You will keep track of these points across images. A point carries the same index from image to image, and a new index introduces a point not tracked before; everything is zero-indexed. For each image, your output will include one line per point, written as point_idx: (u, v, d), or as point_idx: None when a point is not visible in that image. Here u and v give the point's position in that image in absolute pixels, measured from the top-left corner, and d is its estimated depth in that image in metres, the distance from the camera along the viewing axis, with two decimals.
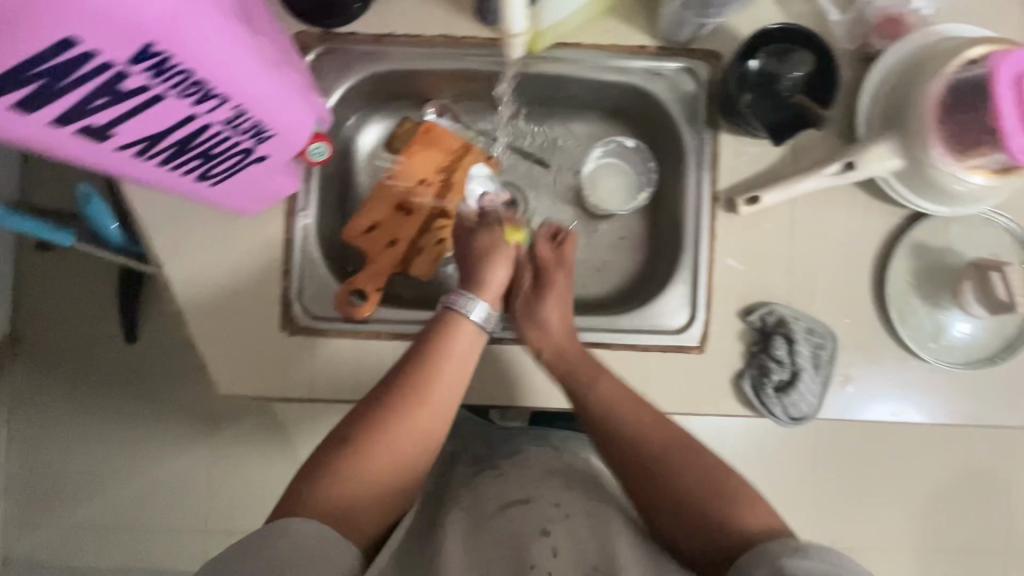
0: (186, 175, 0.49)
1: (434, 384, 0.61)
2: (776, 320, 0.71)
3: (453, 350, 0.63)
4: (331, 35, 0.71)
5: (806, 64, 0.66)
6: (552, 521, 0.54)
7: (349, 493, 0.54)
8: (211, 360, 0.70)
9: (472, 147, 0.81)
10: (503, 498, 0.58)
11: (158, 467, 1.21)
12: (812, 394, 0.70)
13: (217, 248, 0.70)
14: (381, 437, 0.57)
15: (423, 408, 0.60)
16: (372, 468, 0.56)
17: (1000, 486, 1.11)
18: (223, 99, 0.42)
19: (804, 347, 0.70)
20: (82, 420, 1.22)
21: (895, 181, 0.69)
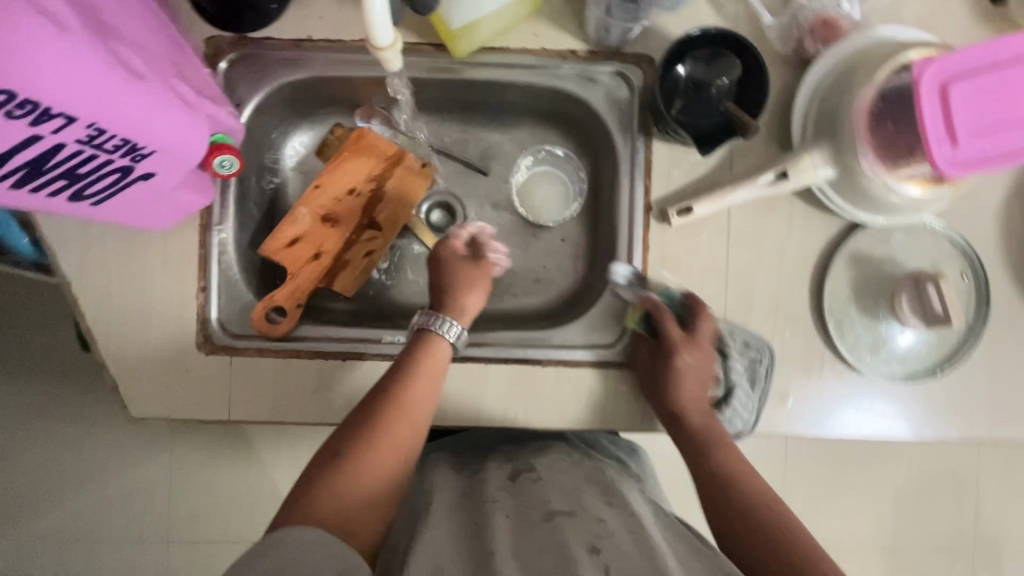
0: (54, 196, 0.46)
1: (418, 389, 0.58)
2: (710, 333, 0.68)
3: (431, 356, 0.60)
4: (246, 39, 0.68)
5: (733, 70, 0.63)
6: (602, 537, 0.48)
7: (347, 507, 0.50)
8: (123, 380, 0.67)
9: (406, 155, 0.77)
10: (547, 507, 0.53)
11: (104, 482, 1.17)
12: (748, 412, 0.69)
13: (127, 265, 0.67)
14: (373, 442, 0.53)
15: (412, 412, 0.56)
16: (367, 477, 0.51)
17: (960, 492, 1.09)
18: (68, 118, 0.39)
19: (740, 363, 0.67)
20: (25, 435, 1.17)
21: (830, 191, 0.67)
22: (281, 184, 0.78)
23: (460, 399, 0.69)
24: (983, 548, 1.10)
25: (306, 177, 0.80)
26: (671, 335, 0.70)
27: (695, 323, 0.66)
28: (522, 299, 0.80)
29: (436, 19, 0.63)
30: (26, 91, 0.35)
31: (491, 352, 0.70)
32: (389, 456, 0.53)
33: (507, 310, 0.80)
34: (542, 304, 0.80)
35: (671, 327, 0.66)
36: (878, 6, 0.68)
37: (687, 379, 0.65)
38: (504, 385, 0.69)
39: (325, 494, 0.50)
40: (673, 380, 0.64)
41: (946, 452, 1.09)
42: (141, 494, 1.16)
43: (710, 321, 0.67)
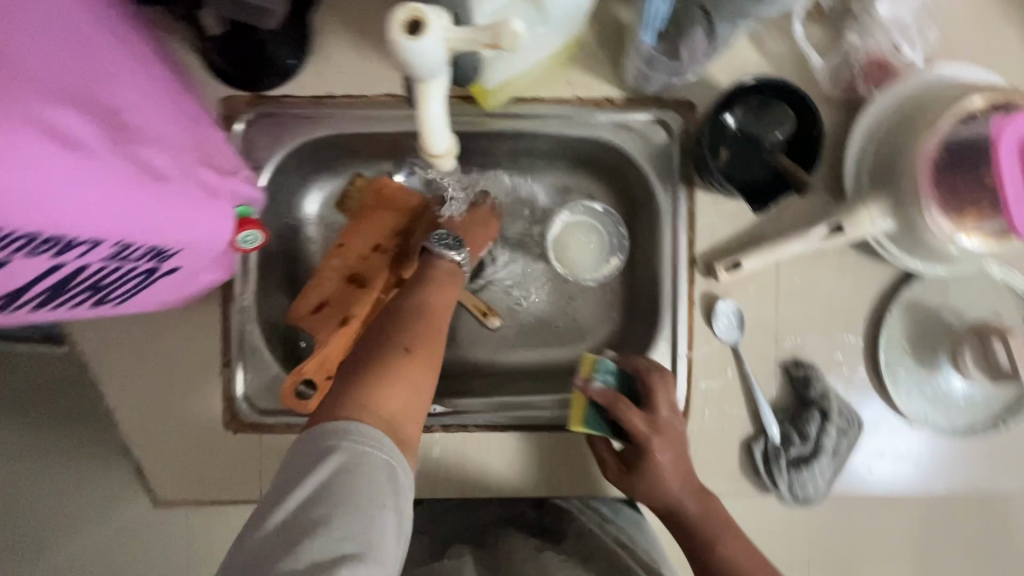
0: (76, 306, 0.42)
1: (435, 294, 0.58)
2: (819, 391, 0.65)
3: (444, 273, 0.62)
4: (263, 99, 0.65)
5: (789, 119, 0.60)
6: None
7: (396, 398, 0.46)
8: (149, 461, 0.64)
9: (429, 207, 0.73)
10: None
11: None
12: (825, 480, 0.65)
13: (146, 341, 0.63)
14: (405, 335, 0.52)
15: (434, 309, 0.56)
16: (410, 370, 0.49)
17: None
18: (93, 241, 0.35)
19: (834, 430, 0.65)
20: None
21: (887, 242, 0.63)
22: (302, 242, 0.75)
23: (504, 470, 0.66)
24: None
25: (327, 233, 0.76)
26: (723, 394, 0.67)
27: (651, 400, 0.60)
28: (558, 352, 0.77)
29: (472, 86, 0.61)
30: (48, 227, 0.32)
31: (533, 418, 0.67)
32: (427, 348, 0.52)
33: (543, 364, 0.76)
34: (579, 359, 0.76)
35: (634, 418, 0.59)
36: (932, 43, 0.64)
37: (671, 463, 0.59)
38: (548, 452, 0.66)
39: (373, 391, 0.46)
40: (651, 477, 0.59)
41: None
42: None
43: (664, 383, 0.61)
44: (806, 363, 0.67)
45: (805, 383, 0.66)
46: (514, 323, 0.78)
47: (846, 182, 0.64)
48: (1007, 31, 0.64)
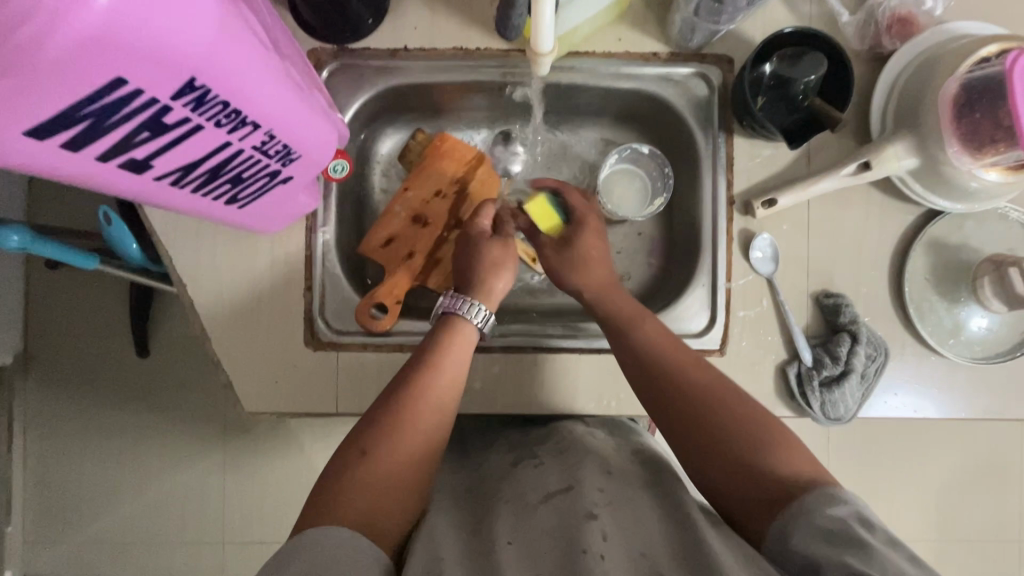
0: (216, 200, 0.49)
1: (438, 380, 0.60)
2: (849, 317, 0.71)
3: (456, 346, 0.63)
4: (345, 50, 0.72)
5: (821, 66, 0.64)
6: (598, 506, 0.56)
7: (366, 500, 0.52)
8: (236, 375, 0.71)
9: (485, 159, 0.81)
10: (544, 489, 0.59)
11: (181, 468, 1.27)
12: (854, 400, 0.71)
13: (239, 266, 0.70)
14: (398, 439, 0.55)
15: (433, 414, 0.58)
16: (392, 478, 0.54)
17: (997, 467, 1.20)
18: (256, 126, 0.43)
19: (864, 352, 0.70)
20: (115, 434, 1.28)
21: (910, 180, 0.70)
22: (369, 187, 0.82)
23: (557, 387, 0.73)
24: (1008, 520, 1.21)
25: (392, 180, 0.84)
26: (760, 322, 0.73)
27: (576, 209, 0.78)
28: None
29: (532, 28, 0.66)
30: (241, 108, 0.39)
31: (585, 343, 0.74)
32: (409, 453, 0.55)
33: None
34: None
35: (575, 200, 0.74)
36: (951, 2, 0.70)
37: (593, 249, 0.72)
38: (598, 373, 0.73)
39: (351, 486, 0.52)
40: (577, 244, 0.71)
41: (982, 434, 1.20)
42: (225, 484, 1.27)
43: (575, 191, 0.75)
44: (835, 294, 0.72)
45: (835, 311, 0.72)
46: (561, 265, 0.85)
47: (872, 127, 0.71)
48: None
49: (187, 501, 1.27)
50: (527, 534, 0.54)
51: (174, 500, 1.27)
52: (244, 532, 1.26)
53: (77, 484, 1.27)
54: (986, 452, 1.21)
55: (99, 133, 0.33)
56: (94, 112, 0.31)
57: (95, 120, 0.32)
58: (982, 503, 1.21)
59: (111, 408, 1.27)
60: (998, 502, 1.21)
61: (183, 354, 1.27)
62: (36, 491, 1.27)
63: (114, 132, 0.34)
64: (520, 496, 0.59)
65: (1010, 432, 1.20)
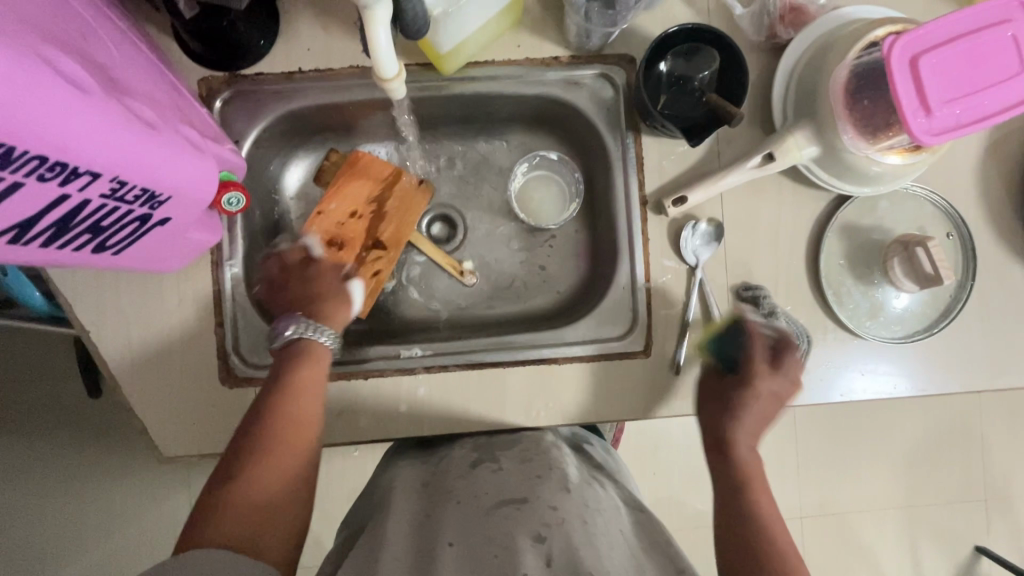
0: (79, 250, 0.47)
1: (298, 398, 0.60)
2: (768, 308, 0.71)
3: (310, 361, 0.63)
4: (237, 77, 0.70)
5: (713, 61, 0.65)
6: (549, 526, 0.54)
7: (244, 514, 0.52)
8: (149, 421, 0.68)
9: (403, 173, 0.79)
10: (499, 496, 0.59)
11: None
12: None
13: (145, 308, 0.68)
14: (265, 459, 0.55)
15: (301, 430, 0.59)
16: (267, 496, 0.54)
17: (946, 438, 1.23)
18: (96, 175, 0.40)
19: None
20: None
21: (815, 167, 0.70)
22: (284, 215, 0.81)
23: (486, 404, 0.72)
24: (961, 488, 1.24)
25: (308, 205, 0.82)
26: (682, 320, 0.73)
27: (782, 354, 0.63)
28: (531, 303, 0.82)
29: (423, 43, 0.65)
30: (67, 158, 0.37)
31: (509, 356, 0.72)
32: (279, 471, 0.56)
33: (518, 315, 0.82)
34: (549, 304, 0.82)
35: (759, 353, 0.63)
36: None
37: (751, 419, 0.61)
38: (526, 384, 0.72)
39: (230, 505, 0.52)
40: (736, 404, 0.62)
41: (930, 406, 1.23)
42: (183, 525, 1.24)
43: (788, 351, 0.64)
44: (754, 286, 0.72)
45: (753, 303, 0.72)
46: (487, 278, 0.83)
47: (775, 117, 0.71)
48: None
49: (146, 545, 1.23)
50: (471, 535, 0.54)
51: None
52: None
53: None
54: (938, 416, 1.23)
55: None
56: None
57: None
58: (936, 474, 1.23)
59: None
60: (951, 469, 1.24)
61: None
62: None
63: None
64: (473, 499, 0.59)
65: (954, 402, 1.23)
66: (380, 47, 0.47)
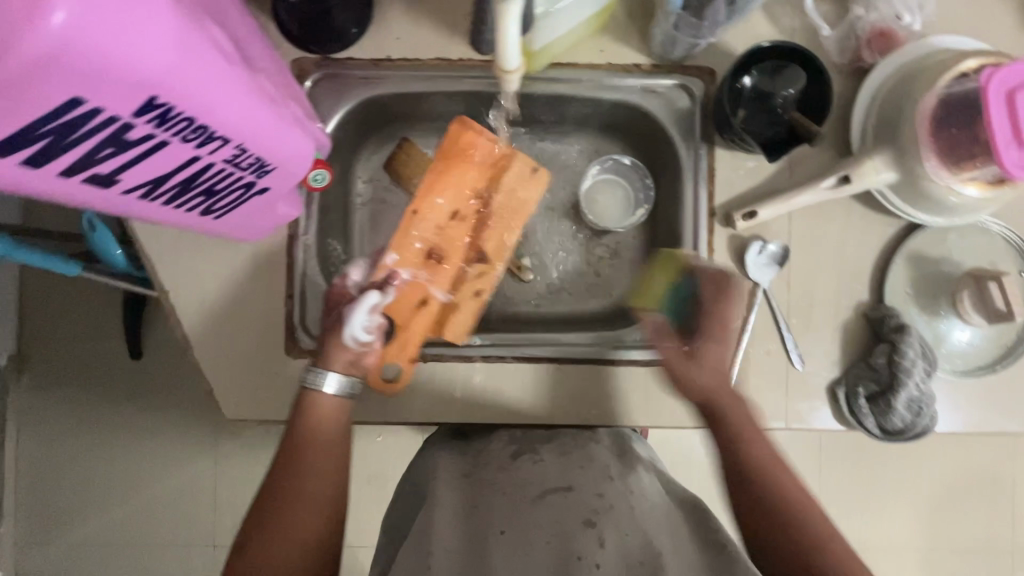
0: (189, 211, 0.50)
1: (315, 446, 0.58)
2: (896, 325, 0.70)
3: (318, 411, 0.60)
4: (329, 59, 0.72)
5: (798, 82, 0.66)
6: (598, 513, 0.54)
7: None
8: (215, 383, 0.71)
9: (512, 157, 0.75)
10: (542, 485, 0.59)
11: (169, 472, 1.28)
12: (909, 410, 0.69)
13: (221, 274, 0.71)
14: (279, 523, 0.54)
15: (322, 480, 0.57)
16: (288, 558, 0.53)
17: (982, 484, 1.20)
18: (225, 140, 0.43)
19: (913, 359, 0.68)
20: (104, 438, 1.29)
21: (890, 193, 0.70)
22: (354, 197, 0.83)
23: (539, 398, 0.73)
24: (993, 536, 1.21)
25: (377, 189, 0.84)
26: (740, 334, 0.73)
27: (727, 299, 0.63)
28: (584, 303, 0.83)
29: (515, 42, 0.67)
30: (208, 122, 0.39)
31: (565, 353, 0.74)
32: (297, 533, 0.54)
33: (572, 314, 0.83)
34: (604, 307, 0.83)
35: (715, 299, 0.63)
36: (932, 18, 0.71)
37: (706, 376, 0.62)
38: (578, 382, 0.73)
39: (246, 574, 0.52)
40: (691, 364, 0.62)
41: (969, 449, 1.20)
42: (212, 490, 1.28)
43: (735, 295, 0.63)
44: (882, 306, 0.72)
45: (881, 322, 0.71)
46: (543, 275, 0.84)
47: (853, 139, 0.71)
48: (1000, 9, 0.71)
49: (176, 504, 1.28)
50: (519, 526, 0.54)
51: (163, 504, 1.28)
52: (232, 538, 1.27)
53: (66, 489, 1.28)
54: (976, 460, 1.20)
55: (59, 152, 0.33)
56: (52, 131, 0.31)
57: (54, 138, 0.32)
58: (969, 518, 1.21)
59: (101, 411, 1.29)
60: (985, 515, 1.21)
61: (171, 359, 1.29)
62: (26, 494, 1.28)
63: (75, 150, 0.34)
64: (516, 489, 0.59)
65: (995, 447, 1.20)
66: (509, 42, 0.49)
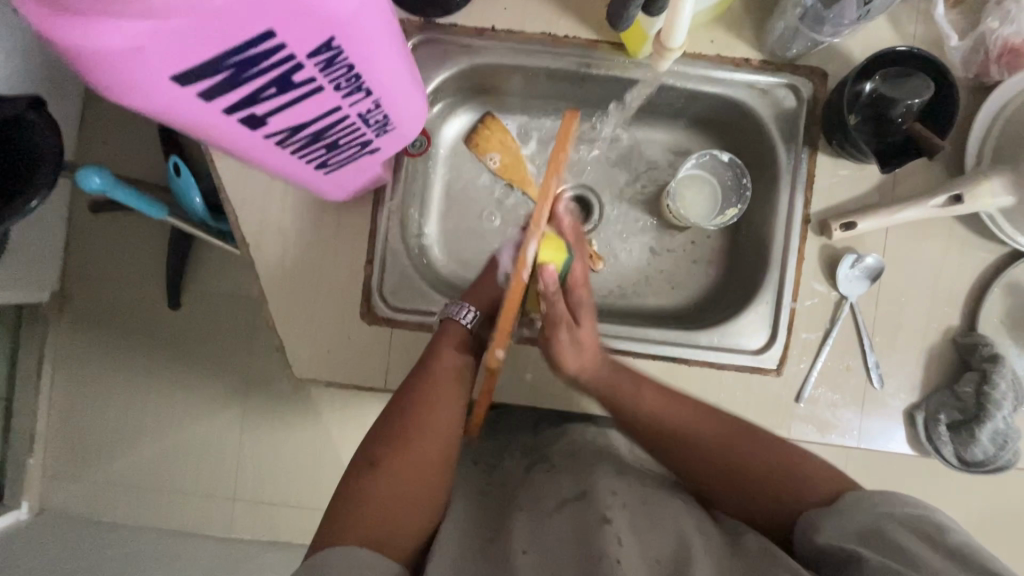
0: (308, 163, 0.49)
1: (437, 379, 0.63)
2: (990, 354, 0.68)
3: (446, 354, 0.65)
4: (431, 24, 0.70)
5: (927, 90, 0.62)
6: (611, 511, 0.53)
7: (375, 515, 0.53)
8: (286, 340, 0.71)
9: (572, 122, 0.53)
10: (559, 497, 0.57)
11: (200, 420, 1.30)
12: (993, 443, 0.68)
13: (304, 232, 0.70)
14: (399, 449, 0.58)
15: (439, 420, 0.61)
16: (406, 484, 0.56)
17: None
18: (367, 94, 0.42)
19: (1004, 392, 0.67)
20: (140, 381, 1.30)
21: (1000, 219, 0.67)
22: (434, 167, 0.81)
23: None
24: None
25: (456, 161, 0.82)
26: (821, 346, 0.71)
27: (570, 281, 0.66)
28: (655, 301, 0.81)
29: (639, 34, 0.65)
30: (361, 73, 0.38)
31: (640, 347, 0.72)
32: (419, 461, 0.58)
33: (644, 309, 0.81)
34: (677, 304, 0.81)
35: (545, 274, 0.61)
36: None
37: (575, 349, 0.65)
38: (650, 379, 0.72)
39: (360, 502, 0.54)
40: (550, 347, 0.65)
41: None
42: (240, 442, 1.29)
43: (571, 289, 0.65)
44: (975, 333, 0.69)
45: (971, 350, 0.69)
46: (617, 268, 0.82)
47: (967, 159, 0.68)
48: None
49: (205, 453, 1.29)
50: (540, 542, 0.51)
51: (192, 451, 1.29)
52: (256, 492, 1.28)
53: (98, 427, 1.30)
54: None
55: (229, 88, 0.33)
56: (233, 64, 0.31)
57: (233, 72, 0.32)
58: None
59: (139, 354, 1.30)
60: None
61: (213, 310, 1.29)
62: (60, 428, 1.30)
63: (245, 86, 0.34)
64: (535, 504, 0.57)
65: None
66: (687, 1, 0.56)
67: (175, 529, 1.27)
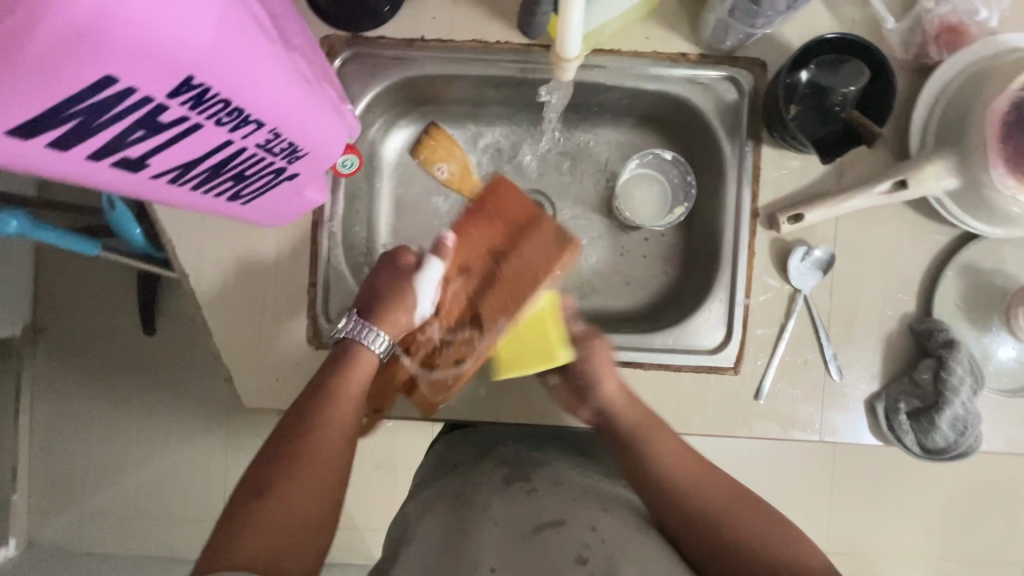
0: (217, 196, 0.47)
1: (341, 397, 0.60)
2: (946, 341, 0.66)
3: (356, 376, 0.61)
4: (360, 38, 0.69)
5: (860, 76, 0.62)
6: (593, 539, 0.49)
7: (261, 544, 0.51)
8: (233, 370, 0.69)
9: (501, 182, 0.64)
10: (536, 518, 0.53)
11: (179, 446, 1.28)
12: (954, 429, 0.66)
13: (244, 259, 0.68)
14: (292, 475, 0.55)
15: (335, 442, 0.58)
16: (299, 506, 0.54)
17: None
18: (259, 125, 0.40)
19: (963, 379, 0.65)
20: (115, 411, 1.29)
21: (948, 202, 0.66)
22: (378, 182, 0.80)
23: None
24: None
25: (403, 175, 0.81)
26: (779, 340, 0.70)
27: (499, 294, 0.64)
28: (611, 304, 0.79)
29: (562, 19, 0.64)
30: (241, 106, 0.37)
31: None
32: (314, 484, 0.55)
33: (600, 312, 0.79)
34: (634, 306, 0.79)
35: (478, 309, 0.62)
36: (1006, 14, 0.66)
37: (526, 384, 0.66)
38: None
39: (245, 530, 0.51)
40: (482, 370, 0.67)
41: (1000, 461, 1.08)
42: (221, 465, 1.28)
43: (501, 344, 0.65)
44: (931, 320, 0.68)
45: (928, 337, 0.68)
46: (572, 273, 0.81)
47: (911, 142, 0.67)
48: None
49: (185, 479, 1.28)
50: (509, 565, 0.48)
51: (172, 478, 1.28)
52: None
53: (77, 460, 1.29)
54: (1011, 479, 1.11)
55: (85, 135, 0.32)
56: (81, 111, 0.30)
57: (82, 119, 0.30)
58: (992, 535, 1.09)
59: (113, 383, 1.28)
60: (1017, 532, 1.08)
61: (185, 335, 1.28)
62: (40, 464, 1.29)
63: (105, 131, 0.32)
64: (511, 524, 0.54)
65: None
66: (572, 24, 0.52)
67: (161, 558, 1.26)
